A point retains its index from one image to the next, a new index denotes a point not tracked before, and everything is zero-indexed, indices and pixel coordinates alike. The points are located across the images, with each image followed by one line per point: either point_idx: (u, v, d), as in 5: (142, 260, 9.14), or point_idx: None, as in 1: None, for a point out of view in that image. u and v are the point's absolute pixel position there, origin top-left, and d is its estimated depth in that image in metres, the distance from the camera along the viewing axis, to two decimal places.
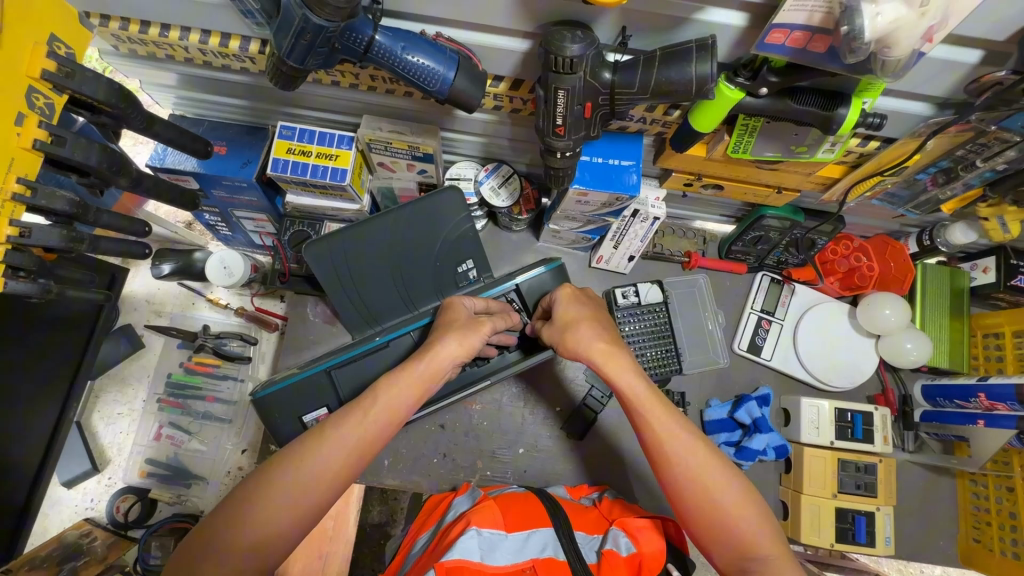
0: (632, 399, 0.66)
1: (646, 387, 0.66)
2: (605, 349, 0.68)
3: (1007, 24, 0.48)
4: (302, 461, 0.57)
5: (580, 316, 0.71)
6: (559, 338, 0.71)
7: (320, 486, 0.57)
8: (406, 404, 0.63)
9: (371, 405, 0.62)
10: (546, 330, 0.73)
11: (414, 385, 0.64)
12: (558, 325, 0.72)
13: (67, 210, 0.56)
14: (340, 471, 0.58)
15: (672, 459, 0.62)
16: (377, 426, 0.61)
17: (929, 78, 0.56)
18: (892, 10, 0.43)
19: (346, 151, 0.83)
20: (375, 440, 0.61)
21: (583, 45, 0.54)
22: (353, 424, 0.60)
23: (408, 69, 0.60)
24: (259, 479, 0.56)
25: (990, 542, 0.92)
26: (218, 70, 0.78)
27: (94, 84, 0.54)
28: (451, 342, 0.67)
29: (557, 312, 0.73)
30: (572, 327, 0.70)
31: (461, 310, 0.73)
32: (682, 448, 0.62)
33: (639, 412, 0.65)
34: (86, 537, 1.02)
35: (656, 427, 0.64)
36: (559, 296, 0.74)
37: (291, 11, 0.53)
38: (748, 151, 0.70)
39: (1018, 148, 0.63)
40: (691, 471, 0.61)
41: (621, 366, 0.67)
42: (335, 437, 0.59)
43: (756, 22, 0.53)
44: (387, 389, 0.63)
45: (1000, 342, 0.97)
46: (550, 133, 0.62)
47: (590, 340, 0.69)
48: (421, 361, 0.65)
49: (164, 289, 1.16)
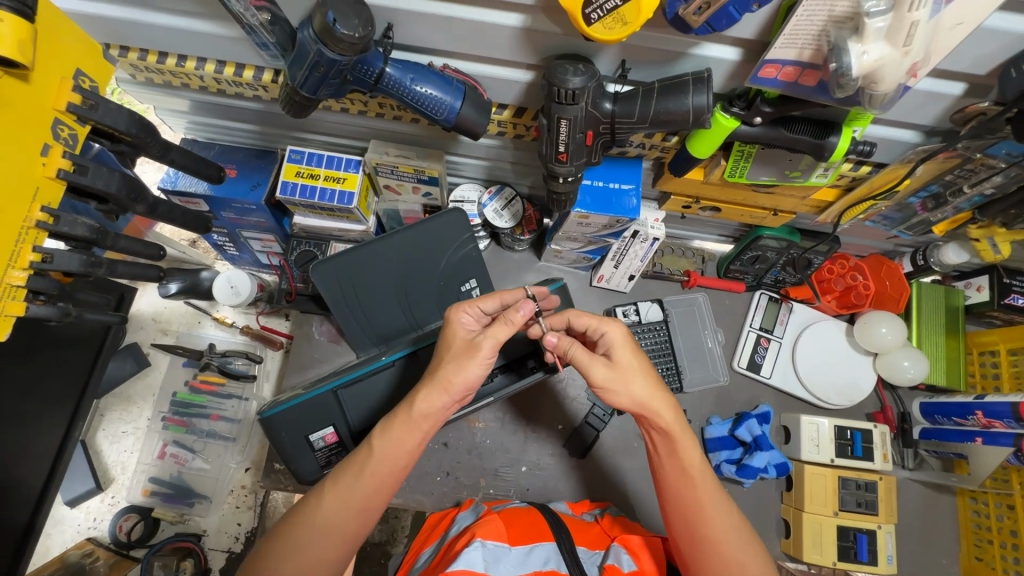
0: (687, 464, 0.63)
1: (700, 456, 0.64)
2: (670, 407, 0.63)
3: (986, 59, 0.51)
4: (315, 521, 0.59)
5: (642, 367, 0.63)
6: (619, 387, 0.62)
7: (334, 544, 0.59)
8: (409, 451, 0.61)
9: (369, 459, 0.60)
10: (601, 371, 0.62)
11: (411, 430, 0.61)
12: (622, 368, 0.62)
13: (87, 236, 0.57)
14: (353, 526, 0.60)
15: (710, 525, 0.61)
16: (378, 479, 0.60)
17: (915, 108, 0.59)
18: (877, 50, 0.46)
19: (353, 174, 0.85)
20: (382, 491, 0.61)
21: (585, 77, 0.56)
22: (353, 479, 0.60)
23: (416, 98, 0.62)
24: (276, 540, 0.59)
25: (993, 560, 0.93)
26: (231, 98, 0.80)
27: (117, 115, 0.56)
28: (448, 385, 0.61)
29: (620, 355, 0.63)
30: (638, 375, 0.62)
31: (458, 333, 0.65)
32: (722, 516, 0.62)
33: (688, 479, 0.63)
34: (88, 557, 1.00)
35: (702, 496, 0.62)
36: (619, 337, 0.64)
37: (306, 46, 0.56)
38: (744, 175, 0.72)
39: (1004, 174, 0.66)
40: (728, 540, 0.61)
41: (682, 429, 0.63)
42: (338, 495, 0.60)
43: (749, 56, 0.56)
44: (386, 436, 0.61)
45: (997, 359, 0.98)
46: (553, 159, 0.64)
47: (655, 397, 0.62)
48: (414, 407, 0.61)
49: (170, 307, 1.17)
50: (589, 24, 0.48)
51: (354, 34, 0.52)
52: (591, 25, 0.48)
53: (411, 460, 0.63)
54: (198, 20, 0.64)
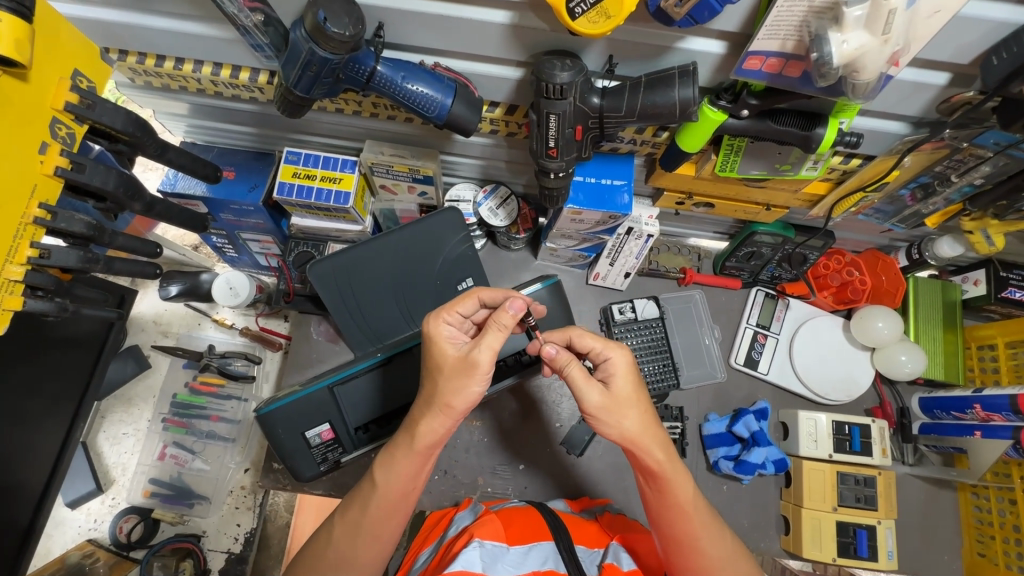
0: (678, 498, 0.64)
1: (693, 491, 0.65)
2: (662, 446, 0.64)
3: (968, 48, 0.52)
4: (332, 554, 0.65)
5: (640, 402, 0.63)
6: (610, 416, 0.62)
7: (356, 569, 0.65)
8: (413, 477, 0.65)
9: (373, 493, 0.65)
10: (596, 397, 0.62)
11: (413, 460, 0.64)
12: (614, 399, 0.62)
13: (84, 233, 0.58)
14: (370, 554, 0.65)
15: (704, 555, 0.64)
16: (386, 508, 0.64)
17: (901, 99, 0.59)
18: (857, 38, 0.46)
19: (349, 175, 0.86)
20: (394, 516, 0.65)
21: (572, 72, 0.57)
22: (359, 515, 0.65)
23: (408, 96, 0.63)
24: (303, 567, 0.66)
25: (996, 556, 0.92)
26: (229, 100, 0.82)
27: (114, 115, 0.58)
28: (438, 412, 0.62)
29: (618, 384, 0.63)
30: (629, 409, 0.62)
31: (445, 350, 0.63)
32: (716, 545, 0.64)
33: (681, 512, 0.64)
34: (89, 558, 1.01)
35: (696, 528, 0.64)
36: (622, 365, 0.64)
37: (299, 45, 0.57)
38: (735, 169, 0.73)
39: (992, 163, 0.66)
40: (720, 566, 0.64)
41: (674, 467, 0.64)
42: (348, 525, 0.65)
43: (733, 49, 0.57)
44: (390, 466, 0.64)
45: (995, 353, 0.98)
46: (544, 155, 0.65)
47: (646, 433, 0.63)
48: (415, 440, 0.63)
49: (170, 310, 1.18)
50: (573, 18, 0.49)
51: (344, 32, 0.53)
52: (575, 19, 0.49)
53: (417, 484, 0.66)
54: (194, 22, 0.65)
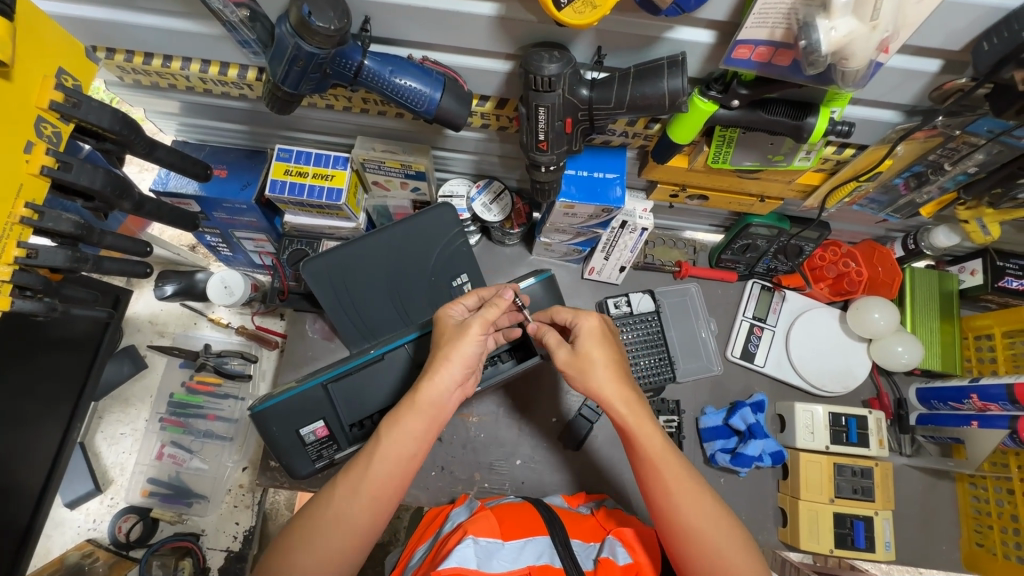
0: (644, 449, 0.64)
1: (661, 441, 0.65)
2: (626, 400, 0.66)
3: (959, 34, 0.51)
4: (329, 513, 0.61)
5: (605, 359, 0.68)
6: (577, 372, 0.69)
7: (350, 534, 0.61)
8: (417, 438, 0.63)
9: (377, 450, 0.63)
10: (563, 356, 0.70)
11: (418, 417, 0.63)
12: (578, 356, 0.69)
13: (72, 232, 0.58)
14: (367, 516, 0.62)
15: (678, 510, 0.62)
16: (388, 471, 0.62)
17: (893, 87, 0.59)
18: (845, 25, 0.46)
19: (341, 171, 0.86)
20: (396, 479, 0.63)
21: (560, 64, 0.57)
22: (361, 474, 0.62)
23: (396, 91, 0.63)
24: (294, 532, 0.62)
25: (994, 546, 0.92)
26: (219, 97, 0.81)
27: (100, 113, 0.57)
28: (452, 362, 0.65)
29: (584, 344, 0.69)
30: (592, 366, 0.68)
31: (448, 321, 0.71)
32: (689, 498, 0.62)
33: (650, 463, 0.64)
34: (88, 557, 1.02)
35: (667, 480, 0.63)
36: (590, 329, 0.70)
37: (284, 40, 0.56)
38: (727, 161, 0.72)
39: (986, 151, 0.66)
40: (696, 521, 0.61)
41: (640, 418, 0.66)
42: (349, 486, 0.62)
43: (723, 39, 0.57)
44: (395, 424, 0.63)
45: (992, 343, 0.97)
46: (534, 148, 0.65)
47: (612, 388, 0.67)
48: (420, 393, 0.64)
49: (166, 310, 1.19)
50: (559, 9, 0.48)
51: (329, 26, 0.53)
52: (561, 9, 0.48)
53: (421, 446, 0.64)
54: (180, 19, 0.65)
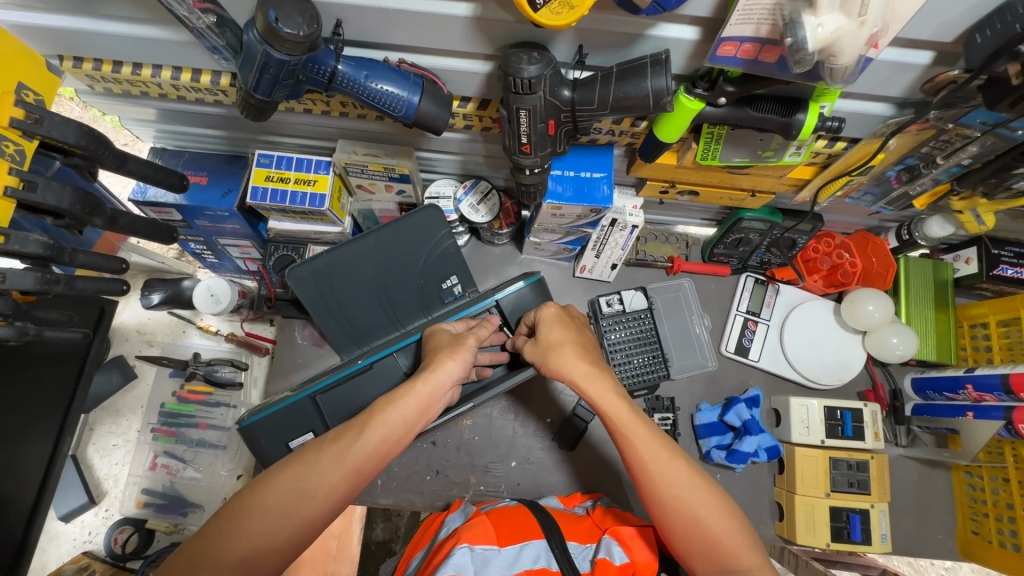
0: (611, 420, 0.65)
1: (627, 409, 0.65)
2: (588, 374, 0.67)
3: (951, 26, 0.49)
4: (304, 473, 0.57)
5: (565, 341, 0.70)
6: (543, 361, 0.71)
7: (315, 501, 0.56)
8: (408, 418, 0.62)
9: (372, 417, 0.61)
10: (528, 350, 0.73)
11: (415, 400, 0.63)
12: (540, 346, 0.71)
13: (41, 253, 0.56)
14: (339, 485, 0.57)
15: (657, 480, 0.61)
16: (376, 446, 0.60)
17: (883, 80, 0.57)
18: (832, 22, 0.44)
19: (324, 176, 0.84)
20: (377, 456, 0.60)
21: (540, 66, 0.54)
22: (350, 442, 0.59)
23: (373, 96, 0.61)
24: (252, 495, 0.56)
25: (990, 534, 0.92)
26: (193, 104, 0.79)
27: (64, 128, 0.56)
28: (454, 360, 0.68)
29: (543, 334, 0.72)
30: (553, 350, 0.70)
31: (440, 336, 0.74)
32: (662, 465, 0.61)
33: (620, 433, 0.64)
34: (84, 571, 0.99)
35: (640, 448, 0.63)
36: (546, 318, 0.74)
37: (252, 47, 0.54)
38: (716, 157, 0.70)
39: (979, 143, 0.64)
40: (672, 488, 0.61)
41: (604, 390, 0.66)
42: (333, 453, 0.58)
43: (707, 35, 0.55)
44: (391, 404, 0.62)
45: (987, 332, 0.96)
46: (517, 151, 0.63)
47: (573, 366, 0.68)
48: (418, 382, 0.65)
49: (154, 318, 1.17)
50: (535, 10, 0.46)
51: (298, 32, 0.51)
52: (537, 11, 0.46)
53: (407, 432, 0.63)
54: (145, 26, 0.63)
